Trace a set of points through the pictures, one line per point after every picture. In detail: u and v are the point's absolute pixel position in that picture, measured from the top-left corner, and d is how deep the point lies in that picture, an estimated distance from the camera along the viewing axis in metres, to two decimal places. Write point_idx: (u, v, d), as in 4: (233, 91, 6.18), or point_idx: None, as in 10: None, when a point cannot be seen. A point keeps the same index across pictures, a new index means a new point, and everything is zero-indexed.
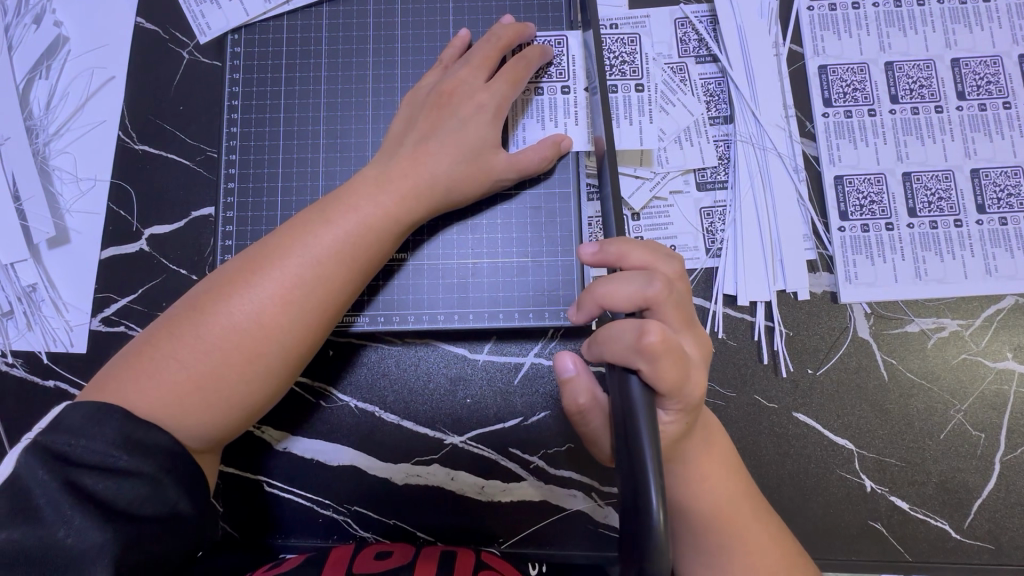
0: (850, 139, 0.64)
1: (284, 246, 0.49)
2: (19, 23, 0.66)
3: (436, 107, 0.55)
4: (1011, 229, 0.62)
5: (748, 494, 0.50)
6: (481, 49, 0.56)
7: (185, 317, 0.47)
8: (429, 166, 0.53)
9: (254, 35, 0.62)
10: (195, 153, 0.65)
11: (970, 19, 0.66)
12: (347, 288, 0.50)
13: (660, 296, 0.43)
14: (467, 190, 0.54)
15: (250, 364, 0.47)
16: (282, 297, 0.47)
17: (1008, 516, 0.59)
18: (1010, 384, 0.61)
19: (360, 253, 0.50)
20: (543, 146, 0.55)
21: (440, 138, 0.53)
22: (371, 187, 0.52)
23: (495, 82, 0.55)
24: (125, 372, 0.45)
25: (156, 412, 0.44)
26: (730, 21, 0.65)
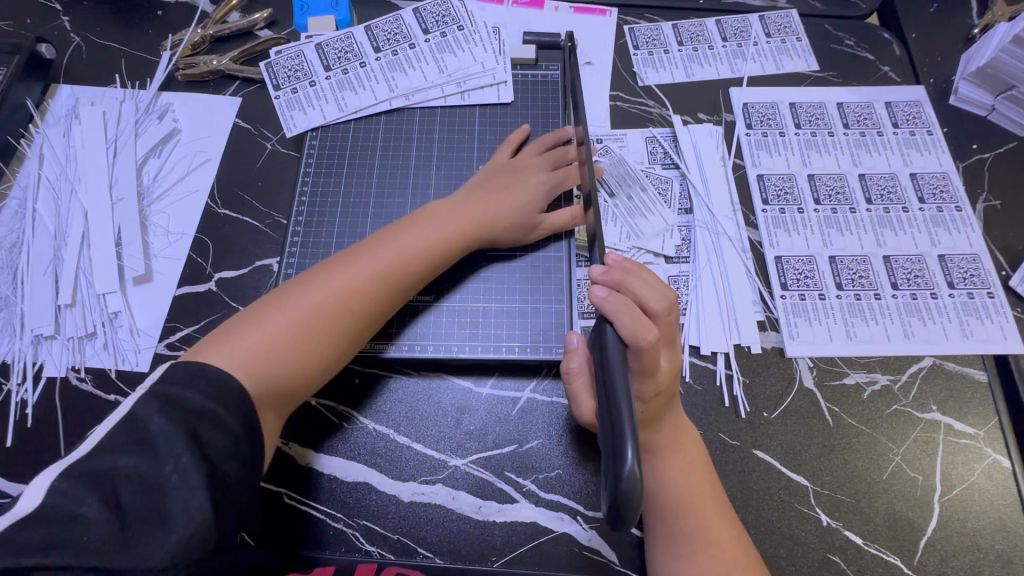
0: (785, 229, 0.81)
1: (372, 243, 0.67)
2: (147, 118, 0.86)
3: (513, 171, 0.76)
4: (921, 303, 0.76)
5: (712, 489, 0.60)
6: (532, 154, 0.78)
7: (292, 291, 0.62)
8: (534, 189, 0.75)
9: (327, 134, 0.83)
10: (266, 217, 0.81)
11: (870, 147, 0.87)
12: (421, 271, 0.67)
13: (659, 311, 0.59)
14: (510, 226, 0.73)
15: (335, 323, 0.61)
16: (412, 263, 0.66)
17: (952, 554, 0.65)
18: (938, 432, 0.71)
19: (448, 248, 0.69)
20: (565, 213, 0.75)
21: (520, 185, 0.75)
22: (448, 208, 0.71)
23: (553, 170, 0.77)
24: (237, 328, 0.58)
25: (258, 362, 0.56)
26: (687, 140, 0.86)
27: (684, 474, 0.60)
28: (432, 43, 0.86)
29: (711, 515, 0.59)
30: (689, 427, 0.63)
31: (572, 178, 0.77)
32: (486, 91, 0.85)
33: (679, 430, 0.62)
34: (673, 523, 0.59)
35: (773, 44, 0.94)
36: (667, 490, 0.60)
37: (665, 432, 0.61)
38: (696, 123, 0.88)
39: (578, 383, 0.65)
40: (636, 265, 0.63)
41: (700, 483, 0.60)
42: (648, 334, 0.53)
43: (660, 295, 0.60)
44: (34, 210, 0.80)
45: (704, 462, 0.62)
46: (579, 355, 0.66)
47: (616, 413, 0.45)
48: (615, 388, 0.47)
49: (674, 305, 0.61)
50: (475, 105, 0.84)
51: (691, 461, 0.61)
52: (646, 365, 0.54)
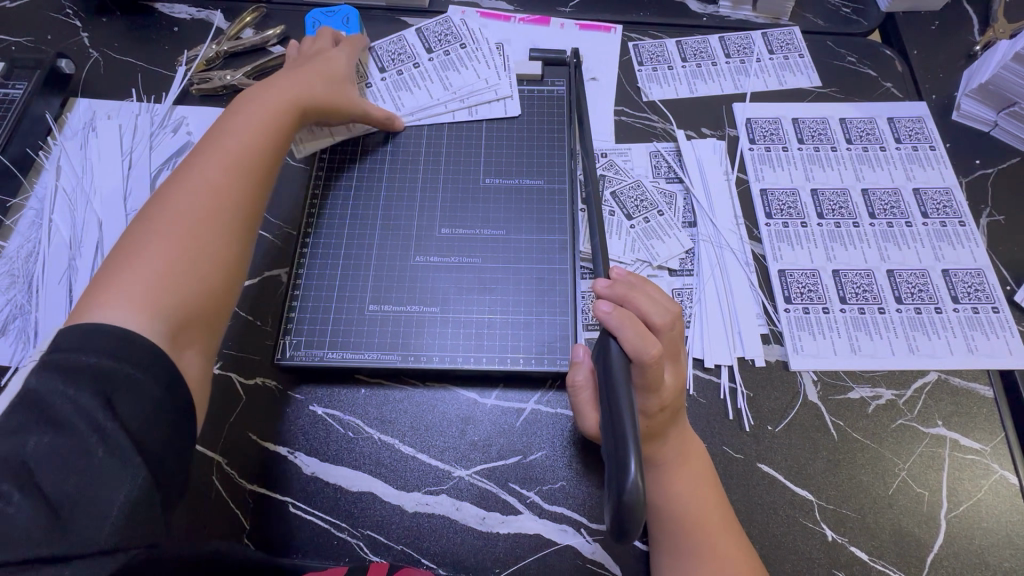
0: (789, 242, 0.82)
1: (194, 170, 0.64)
2: (162, 131, 0.89)
3: (319, 80, 0.77)
4: (925, 317, 0.77)
5: (716, 502, 0.60)
6: (302, 61, 0.81)
7: (132, 233, 0.59)
8: (312, 86, 0.76)
9: (336, 147, 0.84)
10: (275, 228, 0.82)
11: (873, 162, 0.87)
12: (257, 182, 0.66)
13: (663, 326, 0.59)
14: (334, 106, 0.78)
15: (201, 245, 0.59)
16: (228, 176, 0.64)
17: (960, 571, 0.65)
18: (944, 448, 0.70)
19: (265, 150, 0.68)
20: (379, 112, 0.82)
21: (306, 65, 0.79)
22: (269, 126, 0.70)
23: (341, 46, 0.85)
24: (111, 273, 0.55)
25: (149, 295, 0.54)
26: (691, 155, 0.87)
27: (686, 486, 0.60)
28: (436, 62, 0.89)
29: (715, 530, 0.59)
30: (694, 440, 0.63)
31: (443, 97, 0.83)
32: (493, 106, 0.87)
33: (684, 444, 0.61)
34: (678, 537, 0.59)
35: (776, 60, 0.96)
36: (671, 503, 0.60)
37: (669, 446, 0.61)
38: (699, 137, 0.89)
39: (582, 398, 0.65)
40: (641, 279, 0.64)
41: (704, 498, 0.60)
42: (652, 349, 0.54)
43: (664, 310, 0.60)
44: (49, 221, 0.81)
45: (709, 475, 0.62)
46: (585, 368, 0.67)
47: (620, 427, 0.46)
48: (620, 403, 0.48)
49: (676, 321, 0.62)
50: (482, 119, 0.86)
51: (694, 473, 0.61)
52: (651, 381, 0.55)
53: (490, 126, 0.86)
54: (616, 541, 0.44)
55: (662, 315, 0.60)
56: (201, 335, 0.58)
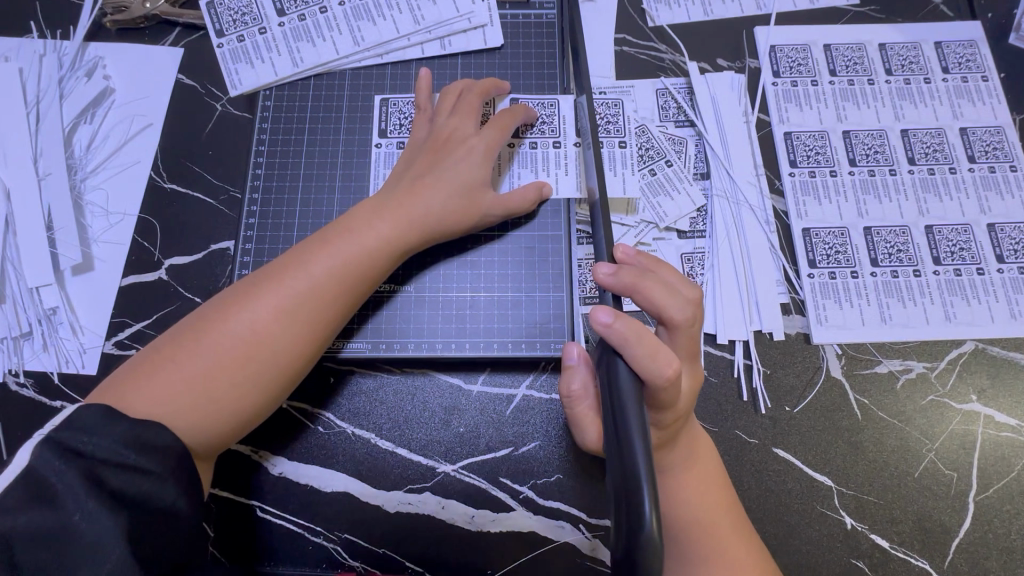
0: (815, 196, 0.71)
1: (276, 270, 0.55)
2: (73, 76, 0.74)
3: (434, 149, 0.61)
4: (965, 280, 0.68)
5: (729, 506, 0.54)
6: (462, 99, 0.64)
7: (191, 328, 0.52)
8: (382, 227, 0.57)
9: (283, 92, 0.70)
10: (221, 193, 0.70)
11: (915, 97, 0.75)
12: (306, 339, 0.53)
13: (680, 324, 0.51)
14: (457, 223, 0.60)
15: (242, 376, 0.51)
16: (278, 322, 0.52)
17: (986, 557, 0.60)
18: (977, 425, 0.64)
19: (324, 306, 0.54)
20: (528, 190, 0.63)
21: (435, 175, 0.60)
22: (369, 213, 0.58)
23: (486, 129, 0.62)
24: (137, 375, 0.50)
25: (177, 414, 0.48)
26: (705, 93, 0.74)
27: (696, 492, 0.54)
28: None
29: (726, 534, 0.53)
30: (702, 436, 0.56)
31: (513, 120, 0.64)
32: (470, 36, 0.72)
33: (692, 442, 0.55)
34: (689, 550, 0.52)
35: None
36: (676, 508, 0.53)
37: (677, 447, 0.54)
38: (714, 71, 0.76)
39: (580, 410, 0.56)
40: (651, 259, 0.54)
41: (716, 503, 0.54)
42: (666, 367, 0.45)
43: (684, 304, 0.51)
44: None
45: (718, 474, 0.55)
46: (581, 373, 0.56)
47: (628, 448, 0.39)
48: (627, 419, 0.41)
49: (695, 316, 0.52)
50: (457, 53, 0.71)
51: (704, 475, 0.55)
52: (665, 398, 0.47)
53: (468, 61, 0.71)
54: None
55: (676, 309, 0.50)
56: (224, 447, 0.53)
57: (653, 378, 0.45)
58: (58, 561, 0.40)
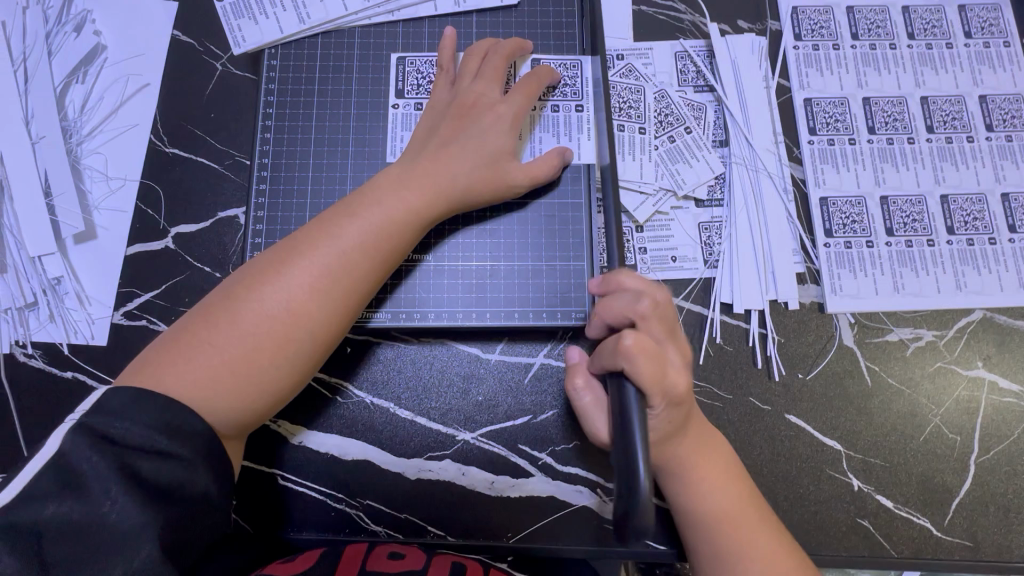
0: (834, 164, 0.70)
1: (304, 244, 0.53)
2: (60, 31, 0.69)
3: (457, 116, 0.60)
4: (978, 249, 0.68)
5: (749, 494, 0.55)
6: (488, 62, 0.62)
7: (219, 306, 0.51)
8: (412, 197, 0.56)
9: (289, 50, 0.67)
10: (225, 157, 0.68)
11: (936, 62, 0.74)
12: (341, 315, 0.53)
13: (648, 311, 0.51)
14: (482, 193, 0.59)
15: (279, 353, 0.51)
16: (313, 298, 0.51)
17: (983, 515, 0.63)
18: (981, 391, 0.66)
19: (357, 279, 0.53)
20: (551, 157, 0.61)
21: (461, 143, 0.58)
22: (394, 184, 0.56)
23: (512, 94, 0.61)
24: (167, 355, 0.49)
25: (215, 392, 0.48)
26: (725, 56, 0.72)
27: (713, 484, 0.55)
28: None
29: (749, 526, 0.53)
30: (713, 433, 0.58)
31: (539, 87, 0.62)
32: None
33: (704, 441, 0.56)
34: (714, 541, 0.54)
35: None
36: (699, 505, 0.55)
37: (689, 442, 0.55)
38: (736, 33, 0.73)
39: (585, 401, 0.57)
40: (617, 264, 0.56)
41: (733, 492, 0.55)
42: (628, 338, 0.47)
43: (647, 291, 0.52)
44: None
45: (736, 470, 0.56)
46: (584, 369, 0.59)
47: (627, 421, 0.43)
48: (629, 402, 0.45)
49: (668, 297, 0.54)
50: (472, 10, 0.68)
51: (719, 468, 0.56)
52: (653, 372, 0.47)
53: (483, 18, 0.68)
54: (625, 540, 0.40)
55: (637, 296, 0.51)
56: (257, 424, 0.53)
57: (627, 356, 0.47)
58: (91, 538, 0.40)
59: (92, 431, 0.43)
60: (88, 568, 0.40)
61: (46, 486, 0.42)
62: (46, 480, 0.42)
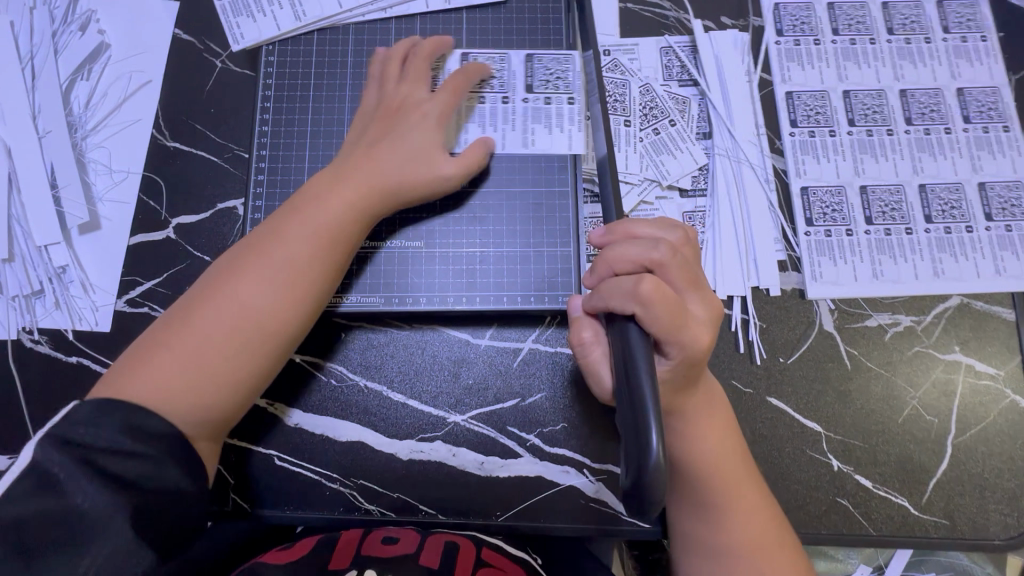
0: (814, 155, 0.72)
1: (249, 251, 0.55)
2: (66, 30, 0.72)
3: (384, 119, 0.62)
4: (955, 237, 0.70)
5: (741, 452, 0.57)
6: (411, 64, 0.64)
7: (175, 317, 0.53)
8: (348, 195, 0.58)
9: (286, 47, 0.69)
10: (225, 150, 0.70)
11: (915, 57, 0.76)
12: (294, 312, 0.55)
13: (665, 259, 0.51)
14: (415, 188, 0.60)
15: (237, 352, 0.53)
16: (263, 298, 0.54)
17: (960, 494, 0.64)
18: (958, 374, 0.67)
19: (310, 277, 0.56)
20: (476, 146, 0.62)
21: (389, 141, 0.60)
22: (329, 187, 0.58)
23: (440, 93, 0.62)
24: (128, 366, 0.51)
25: (178, 393, 0.50)
26: (708, 52, 0.74)
27: (713, 439, 0.55)
28: None
29: (742, 484, 0.55)
30: (717, 393, 0.58)
31: (466, 79, 0.63)
32: None
33: (708, 401, 0.57)
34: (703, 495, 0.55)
35: None
36: (697, 459, 0.55)
37: (697, 399, 0.56)
38: (719, 29, 0.76)
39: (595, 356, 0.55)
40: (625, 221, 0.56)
41: (728, 449, 0.56)
42: (647, 284, 0.47)
43: (662, 240, 0.52)
44: None
45: (733, 430, 0.58)
46: (588, 322, 0.56)
47: (635, 378, 0.43)
48: (638, 367, 0.44)
49: (686, 245, 0.55)
50: (462, 7, 0.70)
51: (718, 424, 0.56)
52: (672, 320, 0.47)
53: (473, 15, 0.70)
54: (632, 515, 0.41)
55: (652, 250, 0.51)
56: (228, 424, 0.55)
57: (643, 301, 0.47)
58: (95, 508, 0.42)
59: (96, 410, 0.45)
60: (95, 540, 0.42)
61: (56, 462, 0.44)
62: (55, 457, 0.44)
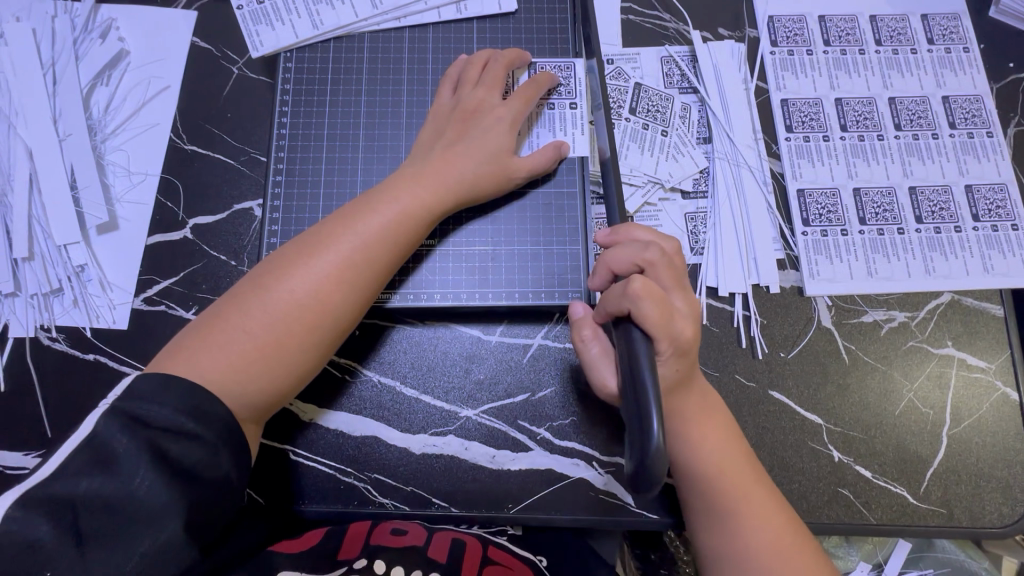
0: (810, 159, 0.76)
1: (326, 237, 0.57)
2: (86, 37, 0.74)
3: (461, 120, 0.64)
4: (944, 237, 0.74)
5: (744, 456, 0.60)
6: (489, 70, 0.67)
7: (246, 295, 0.55)
8: (423, 192, 0.60)
9: (303, 54, 0.72)
10: (242, 154, 0.72)
11: (902, 66, 0.80)
12: (362, 302, 0.57)
13: (656, 259, 0.55)
14: (489, 187, 0.64)
15: (303, 337, 0.54)
16: (335, 287, 0.55)
17: (957, 484, 0.67)
18: (952, 367, 0.70)
19: (376, 268, 0.57)
20: (548, 150, 0.66)
21: (466, 143, 0.63)
22: (407, 181, 0.61)
23: (512, 100, 0.66)
24: (195, 342, 0.53)
25: (242, 373, 0.52)
26: (707, 61, 0.78)
27: (714, 445, 0.59)
28: None
29: (747, 486, 0.57)
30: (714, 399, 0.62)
31: (540, 87, 0.67)
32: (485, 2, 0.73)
33: (704, 403, 0.60)
34: (714, 499, 0.57)
35: None
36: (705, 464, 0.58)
37: (692, 401, 0.59)
38: (716, 40, 0.79)
39: (594, 350, 0.60)
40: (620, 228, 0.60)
41: (730, 454, 0.59)
42: (637, 281, 0.52)
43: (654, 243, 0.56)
44: None
45: (730, 431, 0.60)
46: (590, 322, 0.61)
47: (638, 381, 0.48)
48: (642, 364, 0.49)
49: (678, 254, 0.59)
50: (472, 17, 0.73)
51: (717, 430, 0.60)
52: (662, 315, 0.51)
53: (483, 25, 0.73)
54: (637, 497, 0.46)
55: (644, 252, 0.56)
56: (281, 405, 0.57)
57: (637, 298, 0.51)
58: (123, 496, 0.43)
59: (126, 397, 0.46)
60: (122, 534, 0.43)
61: (84, 456, 0.45)
62: (83, 452, 0.45)
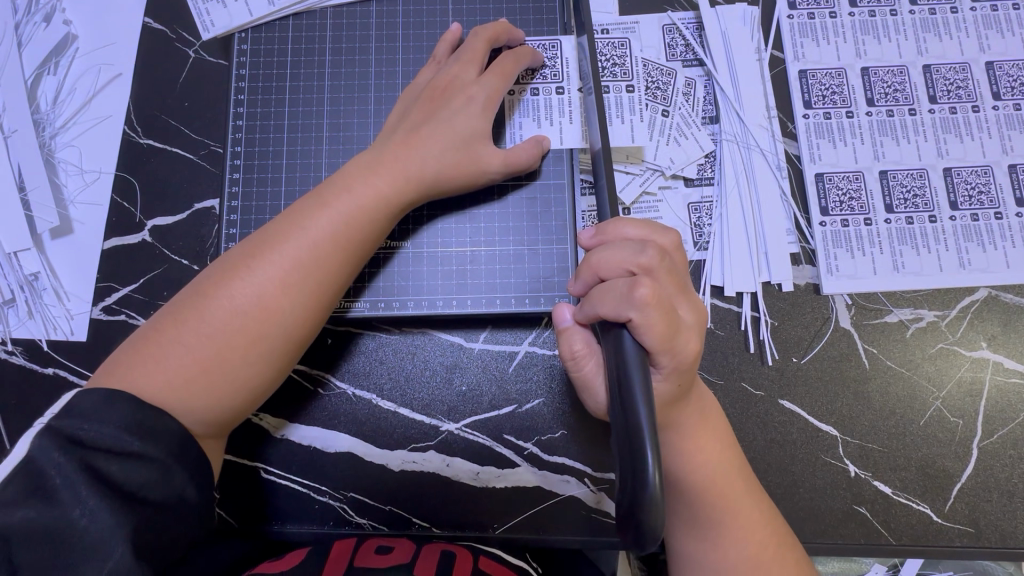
0: (830, 139, 0.67)
1: (273, 237, 0.51)
2: (29, 21, 0.68)
3: (432, 99, 0.57)
4: (983, 225, 0.65)
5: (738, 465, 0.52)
6: (468, 43, 0.59)
7: (186, 305, 0.50)
8: (382, 186, 0.54)
9: (259, 33, 0.65)
10: (200, 147, 0.66)
11: (939, 28, 0.70)
12: (316, 309, 0.52)
13: (654, 263, 0.45)
14: (454, 179, 0.57)
15: (250, 349, 0.49)
16: (282, 293, 0.50)
17: (987, 499, 0.61)
18: (986, 372, 0.63)
19: (329, 271, 0.52)
20: (528, 144, 0.59)
21: (433, 126, 0.56)
22: (364, 173, 0.54)
23: (487, 76, 0.58)
24: (132, 357, 0.48)
25: (183, 390, 0.47)
26: (715, 28, 0.69)
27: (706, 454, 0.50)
28: None
29: (735, 498, 0.50)
30: (710, 400, 0.53)
31: (512, 67, 0.58)
32: None
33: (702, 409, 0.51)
34: (697, 510, 0.50)
35: None
36: (694, 475, 0.50)
37: (690, 408, 0.50)
38: (726, 3, 0.70)
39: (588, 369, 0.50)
40: (607, 228, 0.49)
41: (724, 462, 0.51)
42: (643, 288, 0.43)
43: (650, 242, 0.47)
44: None
45: (726, 435, 0.53)
46: (580, 333, 0.50)
47: (630, 403, 0.39)
48: (630, 373, 0.40)
49: (678, 249, 0.50)
50: None
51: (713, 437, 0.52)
52: (664, 328, 0.43)
53: None
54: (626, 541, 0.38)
55: (640, 254, 0.46)
56: (232, 426, 0.51)
57: (640, 308, 0.42)
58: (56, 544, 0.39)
59: (59, 431, 0.42)
60: None
61: (15, 486, 0.40)
62: (15, 480, 0.40)
